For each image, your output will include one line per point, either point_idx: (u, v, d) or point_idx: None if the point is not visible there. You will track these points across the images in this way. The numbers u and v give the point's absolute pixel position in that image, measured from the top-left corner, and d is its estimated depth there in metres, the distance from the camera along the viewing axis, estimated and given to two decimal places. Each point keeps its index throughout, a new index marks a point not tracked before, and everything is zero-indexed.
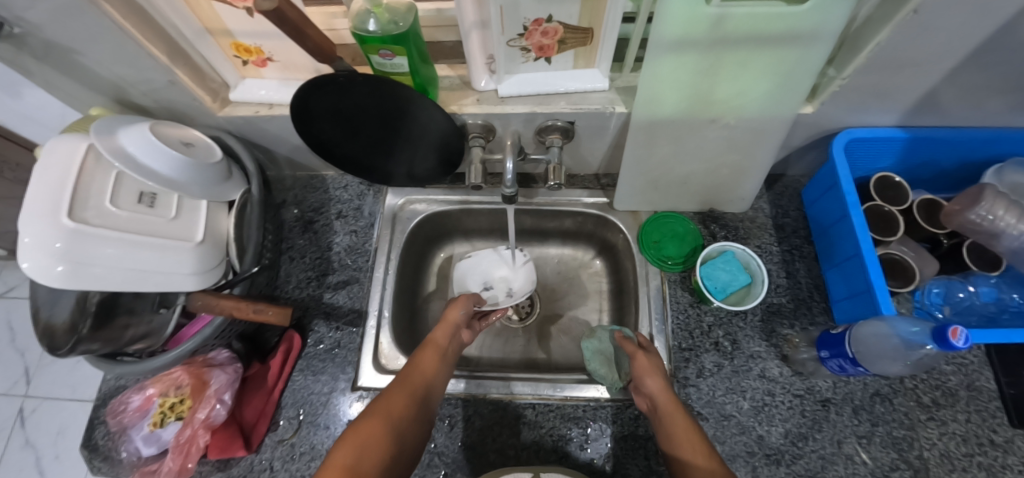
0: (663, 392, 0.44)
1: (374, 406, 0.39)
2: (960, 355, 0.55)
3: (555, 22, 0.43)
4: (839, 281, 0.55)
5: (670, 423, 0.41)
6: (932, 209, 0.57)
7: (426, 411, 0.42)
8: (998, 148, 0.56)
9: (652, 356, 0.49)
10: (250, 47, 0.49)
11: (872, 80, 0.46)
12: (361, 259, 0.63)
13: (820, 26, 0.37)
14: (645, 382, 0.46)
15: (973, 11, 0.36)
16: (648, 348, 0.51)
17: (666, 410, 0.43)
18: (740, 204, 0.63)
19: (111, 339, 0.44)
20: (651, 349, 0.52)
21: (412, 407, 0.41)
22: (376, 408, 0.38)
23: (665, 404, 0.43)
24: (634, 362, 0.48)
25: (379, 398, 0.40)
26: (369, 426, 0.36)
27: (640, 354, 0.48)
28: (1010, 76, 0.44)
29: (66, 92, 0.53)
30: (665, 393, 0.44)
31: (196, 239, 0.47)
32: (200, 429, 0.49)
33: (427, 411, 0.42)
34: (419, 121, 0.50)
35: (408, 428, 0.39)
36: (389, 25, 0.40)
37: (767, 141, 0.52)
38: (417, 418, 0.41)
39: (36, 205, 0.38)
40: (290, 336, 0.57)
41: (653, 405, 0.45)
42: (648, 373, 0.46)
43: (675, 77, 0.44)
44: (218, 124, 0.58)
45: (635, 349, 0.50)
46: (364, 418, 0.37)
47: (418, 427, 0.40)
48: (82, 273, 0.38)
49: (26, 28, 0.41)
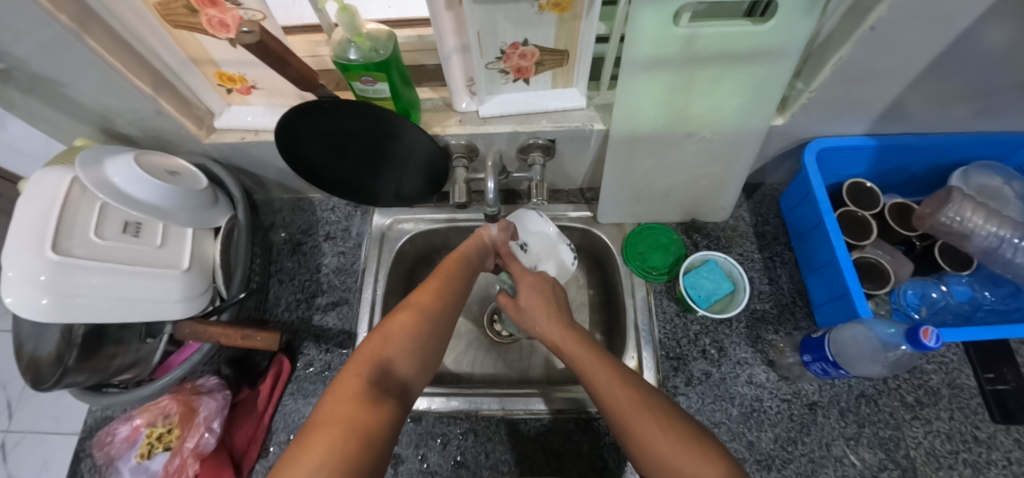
0: (556, 328, 0.45)
1: (383, 324, 0.39)
2: (940, 354, 0.56)
3: (532, 45, 0.45)
4: (819, 285, 0.56)
5: (570, 351, 0.42)
6: (905, 212, 0.58)
7: (438, 329, 0.42)
8: (964, 153, 0.59)
9: (528, 294, 0.49)
10: (234, 76, 0.50)
11: (839, 92, 0.48)
12: (349, 280, 0.63)
13: (784, 42, 0.39)
14: (536, 323, 0.47)
15: (924, 26, 0.38)
16: (521, 281, 0.51)
17: (559, 342, 0.43)
18: (721, 213, 0.64)
19: (97, 369, 0.44)
20: (523, 282, 0.50)
21: (422, 325, 0.40)
22: (381, 326, 0.39)
23: (561, 338, 0.43)
24: (523, 309, 0.49)
25: (387, 321, 0.40)
26: (373, 348, 0.36)
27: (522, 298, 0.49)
28: (969, 83, 0.46)
29: (52, 123, 0.54)
30: (555, 327, 0.45)
31: (183, 266, 0.47)
32: (189, 458, 0.48)
33: (439, 331, 0.42)
34: (405, 143, 0.51)
35: (414, 346, 0.38)
36: (370, 53, 0.41)
37: (744, 152, 0.53)
38: (428, 336, 0.40)
39: (20, 239, 0.38)
40: (280, 360, 0.57)
41: (552, 344, 0.45)
42: (538, 312, 0.47)
43: (651, 94, 0.46)
44: (204, 151, 0.59)
45: (512, 301, 0.51)
46: (371, 341, 0.37)
47: (429, 345, 0.40)
48: (68, 305, 0.38)
49: (13, 62, 0.42)
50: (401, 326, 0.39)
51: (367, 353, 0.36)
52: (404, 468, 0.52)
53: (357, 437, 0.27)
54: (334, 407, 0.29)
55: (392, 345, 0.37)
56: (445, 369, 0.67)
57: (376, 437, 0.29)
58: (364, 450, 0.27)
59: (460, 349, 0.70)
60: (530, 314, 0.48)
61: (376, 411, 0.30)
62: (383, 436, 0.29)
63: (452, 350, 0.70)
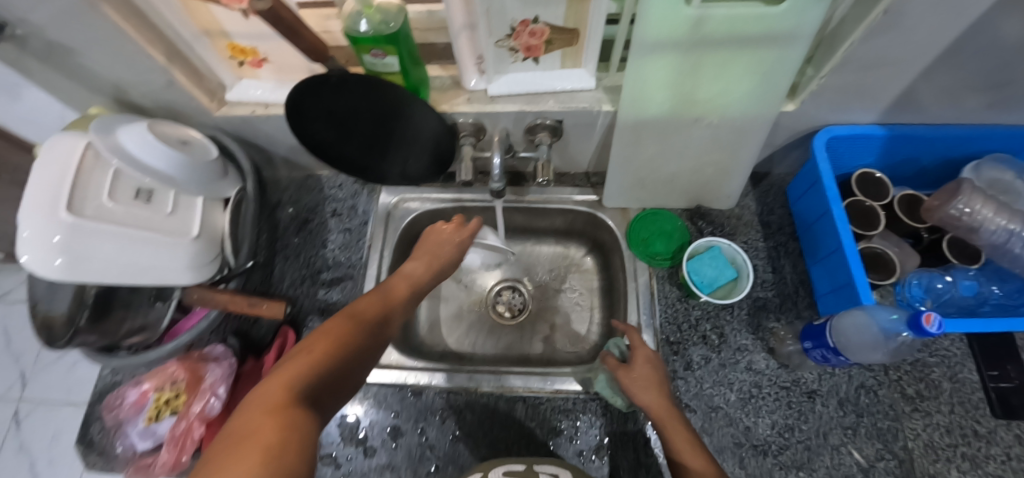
0: (658, 399, 0.42)
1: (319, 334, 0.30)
2: (943, 347, 0.56)
3: (542, 23, 0.45)
4: (823, 275, 0.56)
5: (668, 430, 0.39)
6: (913, 204, 0.58)
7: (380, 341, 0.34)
8: (977, 145, 0.58)
9: (642, 366, 0.45)
10: (246, 49, 0.51)
11: (849, 79, 0.48)
12: (355, 256, 0.64)
13: (795, 27, 0.38)
14: (639, 394, 0.43)
15: (939, 12, 0.37)
16: (637, 350, 0.47)
17: (661, 420, 0.40)
18: (727, 201, 0.64)
19: (107, 332, 0.45)
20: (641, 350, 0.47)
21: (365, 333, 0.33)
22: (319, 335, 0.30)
23: (671, 417, 0.40)
24: (627, 374, 0.45)
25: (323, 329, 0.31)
26: (308, 354, 0.27)
27: (641, 364, 0.45)
28: (985, 73, 0.45)
29: (66, 93, 0.54)
30: (659, 400, 0.42)
31: (192, 234, 0.48)
32: (195, 422, 0.49)
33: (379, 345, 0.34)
34: (411, 122, 0.52)
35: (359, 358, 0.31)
36: (381, 25, 0.41)
37: (751, 140, 0.53)
38: (370, 347, 0.33)
39: (35, 200, 0.38)
40: (284, 332, 0.58)
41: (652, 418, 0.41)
42: (645, 387, 0.43)
43: (660, 77, 0.45)
44: (215, 124, 0.59)
45: (617, 366, 0.47)
46: (298, 353, 0.28)
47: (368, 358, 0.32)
48: (80, 266, 0.39)
49: (28, 30, 0.42)
50: (341, 332, 0.31)
51: (300, 359, 0.27)
52: (404, 441, 0.53)
53: (294, 446, 0.19)
54: (253, 419, 0.20)
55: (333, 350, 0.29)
56: (447, 349, 0.68)
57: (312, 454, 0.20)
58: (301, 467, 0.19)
59: (462, 330, 0.70)
60: (636, 386, 0.44)
61: (313, 430, 0.22)
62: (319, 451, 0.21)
63: (454, 330, 0.70)
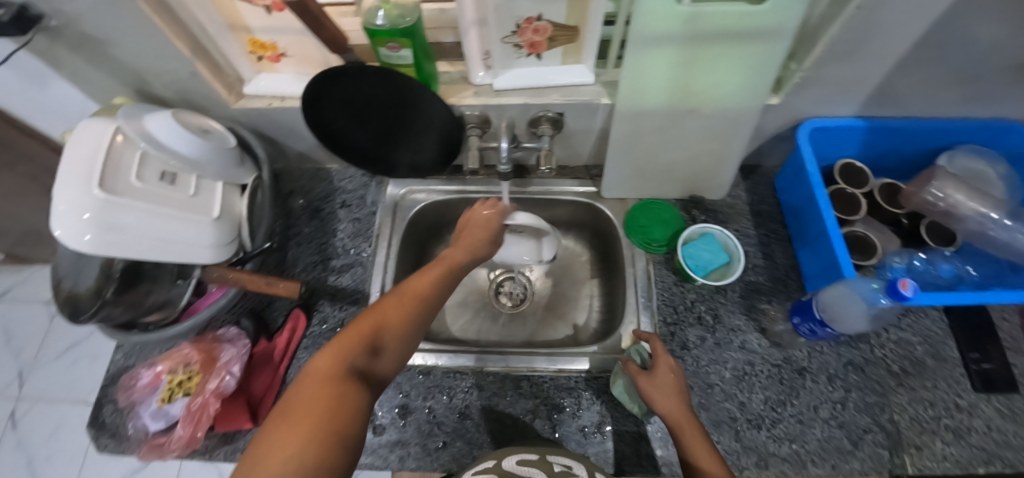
0: (680, 408, 0.41)
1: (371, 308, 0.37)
2: (926, 328, 0.59)
3: (545, 21, 0.49)
4: (811, 258, 0.59)
5: (688, 444, 0.38)
6: (894, 192, 0.61)
7: (426, 315, 0.39)
8: (950, 138, 0.62)
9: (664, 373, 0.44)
10: (266, 43, 0.54)
11: (829, 72, 0.52)
12: (364, 244, 0.66)
13: (779, 24, 0.42)
14: (658, 401, 0.42)
15: (905, 8, 0.41)
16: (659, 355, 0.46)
17: (682, 431, 0.39)
18: (719, 190, 0.67)
19: (133, 304, 0.47)
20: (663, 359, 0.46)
21: (411, 311, 0.38)
22: (369, 313, 0.36)
23: (693, 431, 0.39)
24: (648, 381, 0.44)
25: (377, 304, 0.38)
26: (357, 330, 0.34)
27: (663, 371, 0.44)
28: (952, 66, 0.49)
29: (92, 83, 0.57)
30: (681, 408, 0.41)
31: (214, 215, 0.51)
32: (211, 398, 0.51)
33: (425, 319, 0.39)
34: (424, 111, 0.54)
35: (403, 336, 0.36)
36: (397, 19, 0.45)
37: (742, 130, 0.57)
38: (416, 323, 0.38)
39: (71, 176, 0.41)
40: (296, 315, 0.59)
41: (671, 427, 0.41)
42: (665, 394, 0.42)
43: (657, 69, 0.49)
44: (232, 116, 0.62)
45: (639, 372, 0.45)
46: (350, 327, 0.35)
47: (415, 331, 0.38)
48: (110, 240, 0.41)
49: (64, 20, 0.45)
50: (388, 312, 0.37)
51: (350, 335, 0.34)
52: (413, 418, 0.54)
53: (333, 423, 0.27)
54: (311, 390, 0.29)
55: (377, 330, 0.35)
56: (452, 335, 0.70)
57: (348, 425, 0.28)
58: (335, 446, 0.26)
59: (466, 317, 0.73)
60: (656, 393, 0.42)
61: (354, 401, 0.30)
62: (355, 422, 0.29)
63: (459, 318, 0.73)
